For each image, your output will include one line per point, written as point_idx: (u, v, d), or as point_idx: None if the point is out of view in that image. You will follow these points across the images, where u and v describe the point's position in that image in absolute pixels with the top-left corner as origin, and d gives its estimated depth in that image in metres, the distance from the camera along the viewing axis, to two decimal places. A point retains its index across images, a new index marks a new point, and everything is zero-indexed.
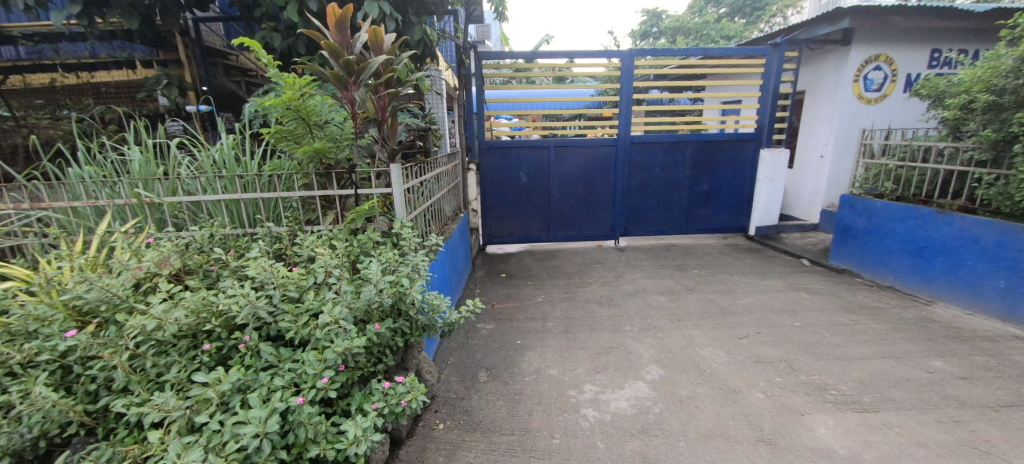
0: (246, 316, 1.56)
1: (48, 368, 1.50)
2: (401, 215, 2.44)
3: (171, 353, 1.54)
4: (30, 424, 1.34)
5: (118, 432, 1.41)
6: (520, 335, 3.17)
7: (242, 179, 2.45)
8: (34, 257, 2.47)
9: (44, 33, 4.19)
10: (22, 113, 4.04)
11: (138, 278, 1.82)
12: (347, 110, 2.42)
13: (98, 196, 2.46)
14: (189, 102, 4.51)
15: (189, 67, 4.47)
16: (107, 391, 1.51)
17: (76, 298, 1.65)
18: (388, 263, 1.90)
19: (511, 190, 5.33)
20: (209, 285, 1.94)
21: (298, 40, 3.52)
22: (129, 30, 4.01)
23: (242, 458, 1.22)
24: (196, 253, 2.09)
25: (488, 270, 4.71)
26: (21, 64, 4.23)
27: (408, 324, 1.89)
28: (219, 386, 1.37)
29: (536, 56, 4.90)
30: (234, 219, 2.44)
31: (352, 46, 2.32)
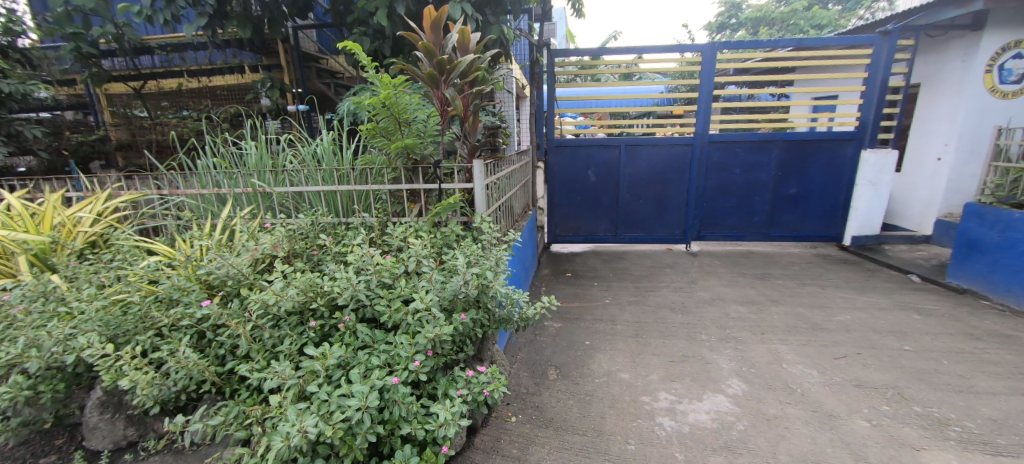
0: (347, 298, 1.70)
1: (188, 332, 1.75)
2: (481, 210, 2.49)
3: (284, 327, 1.72)
4: (176, 378, 1.59)
5: (242, 393, 1.62)
6: (588, 336, 3.12)
7: (339, 172, 2.66)
8: (170, 234, 2.90)
9: (175, 44, 4.81)
10: (156, 113, 4.76)
11: (255, 259, 2.05)
12: (437, 108, 2.54)
13: (221, 185, 2.79)
14: (287, 102, 4.95)
15: (289, 70, 4.90)
16: (233, 356, 1.73)
17: (208, 273, 1.91)
18: (473, 255, 1.95)
19: (582, 189, 5.23)
20: (312, 268, 2.13)
21: (382, 43, 3.72)
22: (242, 40, 4.51)
23: (346, 428, 1.34)
24: (302, 238, 2.30)
25: (554, 269, 4.69)
26: (157, 72, 5.05)
27: (488, 317, 1.94)
28: (325, 361, 1.51)
29: (602, 53, 4.78)
30: (332, 208, 2.65)
31: (445, 47, 2.42)
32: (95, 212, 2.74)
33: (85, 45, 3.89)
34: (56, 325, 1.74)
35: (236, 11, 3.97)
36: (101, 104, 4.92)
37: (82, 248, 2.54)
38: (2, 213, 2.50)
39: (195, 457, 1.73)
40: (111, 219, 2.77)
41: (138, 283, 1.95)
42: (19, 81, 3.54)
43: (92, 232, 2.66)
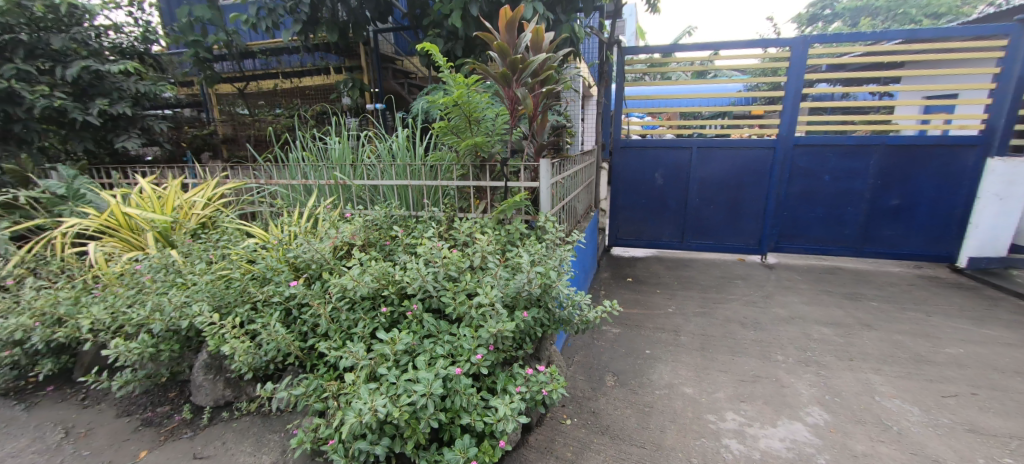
0: (416, 287, 1.79)
1: (278, 309, 1.94)
2: (545, 209, 2.48)
3: (359, 310, 1.85)
4: (267, 349, 1.77)
5: (320, 368, 1.77)
6: (649, 345, 3.01)
7: (412, 168, 2.80)
8: (264, 220, 3.22)
9: (272, 49, 5.39)
10: (255, 111, 5.33)
11: (335, 246, 2.22)
12: (507, 107, 2.56)
13: (307, 176, 3.05)
14: (366, 101, 5.27)
15: (368, 71, 5.23)
16: (314, 334, 1.89)
17: (296, 257, 2.10)
18: (537, 254, 1.96)
19: (649, 191, 5.02)
20: (385, 257, 2.26)
21: (454, 44, 3.83)
22: (329, 43, 4.89)
23: (412, 411, 1.42)
24: (376, 228, 2.45)
25: (614, 273, 4.57)
26: (258, 74, 5.65)
27: (548, 316, 1.93)
28: (394, 346, 1.60)
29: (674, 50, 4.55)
30: (404, 201, 2.80)
31: (518, 46, 2.44)
32: (206, 198, 3.11)
33: (203, 51, 4.42)
34: (175, 293, 2.01)
35: (326, 17, 4.29)
36: (212, 102, 5.55)
37: (194, 228, 2.91)
38: (136, 195, 2.92)
39: (279, 421, 1.99)
40: (217, 204, 3.13)
41: (238, 261, 2.20)
42: (152, 82, 4.11)
43: (202, 215, 3.02)
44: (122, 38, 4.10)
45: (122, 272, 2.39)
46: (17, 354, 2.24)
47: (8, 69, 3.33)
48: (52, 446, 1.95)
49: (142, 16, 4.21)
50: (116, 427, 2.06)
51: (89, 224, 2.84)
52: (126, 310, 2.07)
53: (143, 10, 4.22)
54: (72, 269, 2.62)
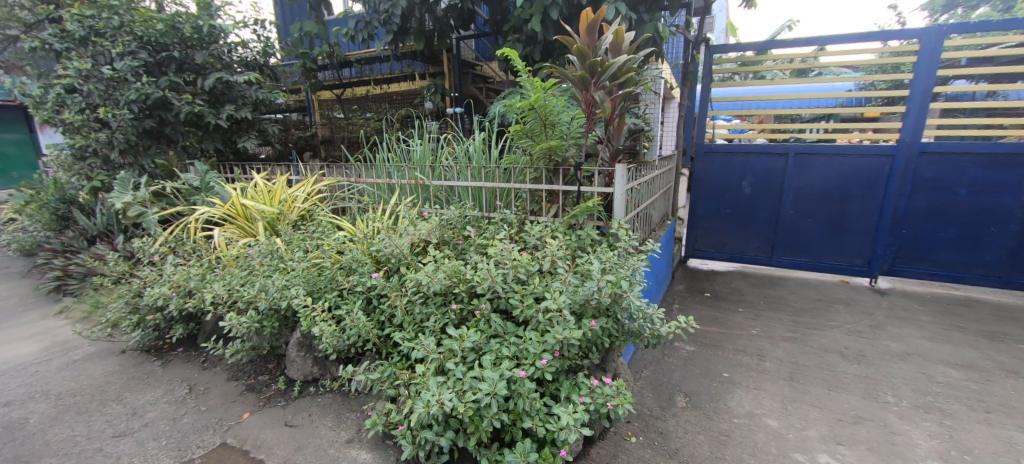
0: (485, 287, 1.83)
1: (360, 298, 2.10)
2: (619, 216, 2.40)
3: (431, 305, 1.94)
4: (350, 334, 1.93)
5: (394, 357, 1.88)
6: (728, 367, 2.78)
7: (487, 170, 2.87)
8: (352, 215, 3.50)
9: (365, 57, 5.85)
10: (349, 116, 5.65)
11: (413, 242, 2.36)
12: (584, 111, 2.53)
13: (391, 176, 3.26)
14: (447, 105, 5.50)
15: (449, 77, 5.48)
16: (390, 324, 2.02)
17: (378, 250, 2.26)
18: (609, 262, 1.90)
19: (736, 200, 4.63)
20: (458, 256, 2.35)
21: (533, 48, 3.87)
22: (416, 52, 5.19)
23: (476, 408, 1.45)
24: (450, 227, 2.55)
25: (690, 286, 4.30)
26: (354, 81, 6.18)
27: (616, 327, 1.86)
28: (463, 342, 1.65)
29: (771, 47, 4.18)
30: (478, 203, 2.88)
31: (598, 48, 2.40)
32: (306, 193, 3.47)
33: (309, 62, 4.92)
34: (278, 277, 2.27)
35: (414, 27, 4.57)
36: (315, 107, 6.13)
37: (295, 219, 3.25)
38: (252, 189, 3.34)
39: (356, 401, 2.15)
40: (314, 199, 3.47)
41: (329, 252, 2.42)
42: (268, 91, 4.67)
43: (302, 209, 3.37)
44: (248, 52, 4.70)
45: (237, 255, 2.73)
46: (158, 318, 2.67)
47: (163, 81, 3.99)
48: (179, 400, 2.31)
49: (263, 32, 4.81)
50: (227, 389, 2.37)
51: (215, 212, 3.30)
52: (239, 289, 2.37)
53: (264, 27, 4.81)
54: (200, 250, 3.06)
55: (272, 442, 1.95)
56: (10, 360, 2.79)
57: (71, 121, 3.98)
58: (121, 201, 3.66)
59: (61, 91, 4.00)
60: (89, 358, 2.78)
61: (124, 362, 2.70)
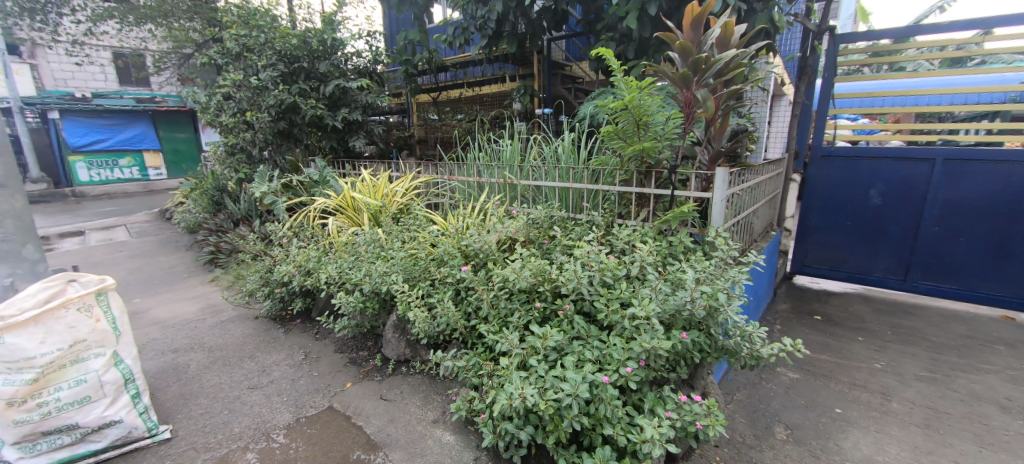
0: (570, 289, 1.84)
1: (450, 289, 2.25)
2: (716, 224, 2.22)
3: (516, 302, 2.01)
4: (440, 322, 2.08)
5: (479, 348, 1.99)
6: (841, 403, 2.45)
7: (575, 171, 2.84)
8: (444, 210, 3.70)
9: (460, 62, 6.16)
10: (443, 116, 5.96)
11: (500, 239, 2.44)
12: (682, 111, 2.39)
13: (481, 174, 3.39)
14: (535, 106, 5.55)
15: (539, 78, 5.56)
16: (476, 316, 2.13)
17: (468, 245, 2.38)
18: (705, 272, 1.78)
19: (861, 212, 4.03)
20: (543, 255, 2.38)
21: (627, 47, 3.75)
22: (507, 54, 5.35)
23: (556, 407, 1.47)
24: (537, 226, 2.59)
25: (797, 306, 3.86)
26: (449, 85, 6.57)
27: (708, 342, 1.74)
28: (546, 341, 1.70)
29: (915, 33, 3.58)
30: (564, 203, 2.87)
31: (703, 44, 2.26)
32: (405, 188, 3.75)
33: (411, 68, 5.30)
34: (380, 264, 2.51)
35: (508, 31, 4.69)
36: (414, 109, 6.58)
37: (395, 212, 3.55)
38: (360, 183, 3.70)
39: (442, 385, 2.28)
40: (411, 195, 3.73)
41: (424, 244, 2.61)
42: (376, 95, 5.13)
43: (400, 203, 3.64)
44: (361, 61, 5.21)
45: (347, 242, 3.05)
46: (283, 292, 3.09)
47: (294, 88, 4.58)
48: (297, 364, 2.65)
49: (374, 42, 5.30)
50: (333, 361, 2.66)
51: (330, 203, 3.71)
52: (348, 272, 2.65)
53: (375, 38, 5.30)
54: (316, 236, 3.46)
55: (370, 412, 2.15)
56: (177, 316, 3.43)
57: (226, 123, 4.74)
58: (259, 191, 4.29)
59: (219, 98, 4.79)
60: (231, 321, 3.30)
61: (256, 327, 3.16)
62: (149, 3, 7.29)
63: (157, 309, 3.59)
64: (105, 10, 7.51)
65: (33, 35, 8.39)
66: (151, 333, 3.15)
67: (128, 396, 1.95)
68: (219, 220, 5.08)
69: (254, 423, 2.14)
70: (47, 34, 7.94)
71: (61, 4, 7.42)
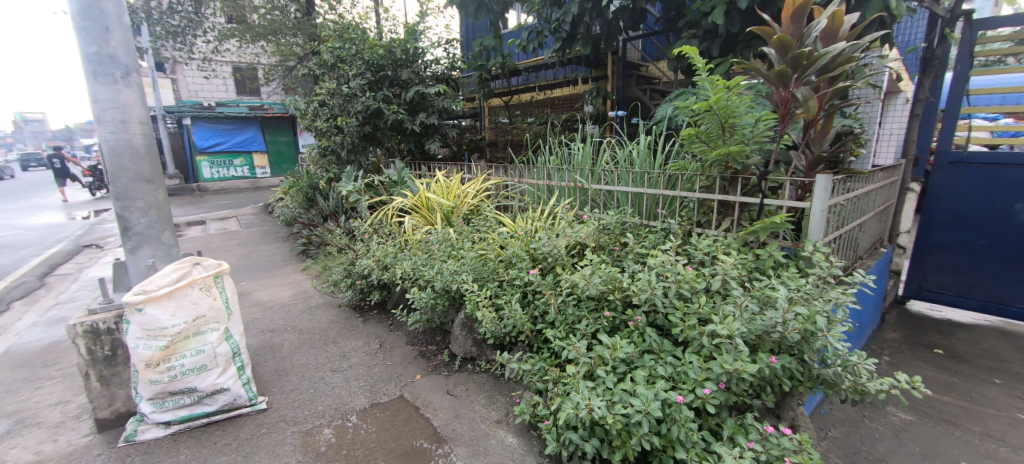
0: (643, 300, 1.76)
1: (517, 291, 2.27)
2: (815, 237, 2.00)
3: (584, 309, 1.98)
4: (507, 324, 2.11)
5: (545, 353, 1.99)
6: (969, 455, 2.08)
7: (650, 176, 2.72)
8: (513, 212, 3.74)
9: (533, 65, 6.22)
10: (514, 120, 6.07)
11: (570, 244, 2.43)
12: (777, 112, 2.17)
13: (551, 178, 3.38)
14: (608, 108, 5.41)
15: (613, 80, 5.43)
16: (543, 320, 2.13)
17: (537, 249, 2.39)
18: (800, 291, 1.60)
19: (1005, 229, 3.37)
20: (614, 262, 2.31)
21: (711, 43, 3.53)
22: (581, 57, 5.29)
23: (625, 423, 1.42)
24: (608, 232, 2.51)
25: (910, 336, 3.35)
26: (521, 88, 6.70)
27: (801, 370, 1.56)
28: (615, 352, 1.66)
29: None
30: (638, 210, 2.76)
31: (805, 37, 2.04)
32: (476, 190, 3.85)
33: (485, 73, 5.45)
34: (452, 264, 2.60)
35: (582, 32, 4.62)
36: (485, 113, 6.83)
37: (466, 212, 3.67)
38: (434, 184, 3.86)
39: (506, 386, 2.30)
40: (482, 196, 3.82)
41: (493, 245, 2.67)
42: (451, 100, 5.34)
43: (471, 204, 3.75)
44: (439, 67, 5.45)
45: (421, 240, 3.20)
46: (363, 284, 3.31)
47: (379, 95, 4.90)
48: (373, 352, 2.82)
49: (452, 50, 5.51)
50: (404, 352, 2.79)
51: (407, 202, 3.91)
52: (421, 268, 2.78)
53: (452, 46, 5.52)
54: (394, 233, 3.68)
55: (437, 405, 2.22)
56: (275, 300, 3.83)
57: (321, 127, 5.22)
58: (346, 190, 4.68)
59: (315, 105, 5.27)
60: (318, 307, 3.61)
61: (339, 315, 3.42)
62: (263, 22, 8.24)
63: (259, 293, 4.03)
64: (228, 30, 8.64)
65: (174, 54, 9.87)
66: (253, 313, 3.54)
67: (235, 367, 2.21)
68: (312, 215, 5.60)
69: (334, 404, 2.31)
70: (184, 53, 9.29)
71: (196, 27, 8.66)
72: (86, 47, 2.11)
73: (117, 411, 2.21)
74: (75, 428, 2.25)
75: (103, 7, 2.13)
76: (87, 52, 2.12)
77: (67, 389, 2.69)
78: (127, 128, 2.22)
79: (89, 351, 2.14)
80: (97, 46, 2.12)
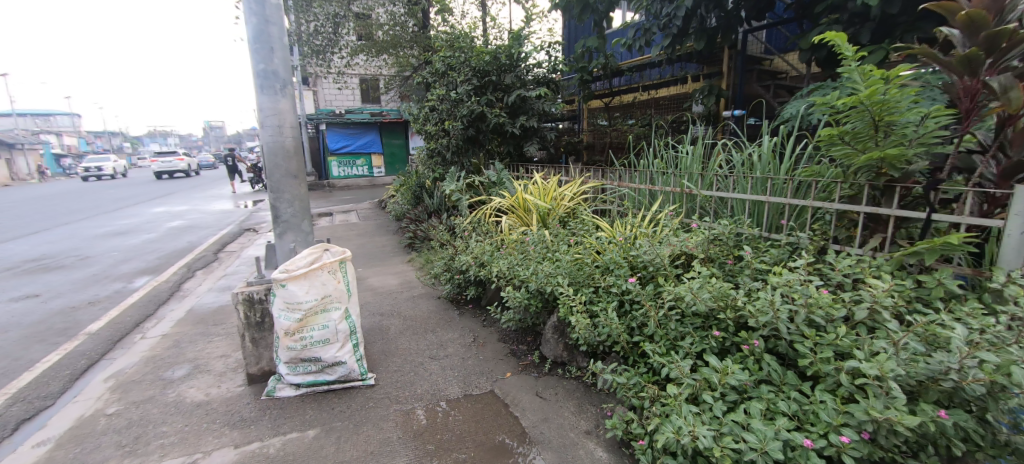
0: (762, 323, 1.57)
1: (613, 299, 2.18)
2: (1009, 263, 1.59)
3: (689, 326, 1.83)
4: (602, 332, 2.05)
5: (642, 369, 1.89)
6: None
7: (775, 182, 2.40)
8: (611, 217, 3.60)
9: (639, 64, 5.96)
10: (615, 122, 5.88)
11: (674, 254, 2.27)
12: (958, 107, 1.76)
13: (656, 182, 3.18)
14: (723, 107, 4.95)
15: (729, 76, 4.97)
16: (641, 332, 2.01)
17: (638, 257, 2.28)
18: (985, 333, 1.27)
19: None
20: (726, 277, 2.09)
21: (861, 29, 3.02)
22: (694, 53, 4.92)
23: (734, 460, 1.28)
24: (720, 243, 2.27)
25: None
26: (623, 89, 6.47)
27: (981, 432, 1.24)
28: (724, 378, 1.51)
29: None
30: (756, 220, 2.46)
31: (1008, 12, 1.64)
32: (573, 193, 3.79)
33: (586, 74, 5.36)
34: (547, 266, 2.59)
35: (696, 26, 4.28)
36: (584, 115, 6.73)
37: (562, 215, 3.63)
38: (531, 186, 3.89)
39: (597, 397, 2.22)
40: (579, 199, 3.75)
41: (590, 250, 2.61)
42: (551, 103, 5.35)
43: (568, 207, 3.70)
44: (542, 70, 5.49)
45: (517, 240, 3.24)
46: (461, 279, 3.46)
47: (483, 99, 5.09)
48: (467, 345, 2.93)
49: (554, 53, 5.51)
50: (497, 349, 2.85)
51: (504, 203, 3.98)
52: (517, 268, 2.81)
53: (555, 49, 5.52)
54: (490, 232, 3.78)
55: (526, 406, 2.22)
56: (384, 287, 4.20)
57: (430, 130, 5.59)
58: (449, 189, 4.96)
59: (426, 110, 5.66)
60: (420, 296, 3.87)
61: (438, 306, 3.63)
62: (387, 38, 9.15)
63: (372, 279, 4.45)
64: (359, 47, 9.74)
65: (316, 70, 11.42)
66: (367, 297, 3.92)
67: (351, 344, 2.45)
68: (418, 212, 6.04)
69: (431, 389, 2.44)
70: (324, 69, 10.69)
71: (333, 46, 9.90)
72: (256, 65, 2.52)
73: (262, 368, 2.60)
74: (232, 378, 2.71)
75: (270, 31, 2.52)
76: (257, 68, 2.52)
77: (228, 345, 3.24)
78: (281, 132, 2.59)
79: (245, 315, 2.54)
80: (264, 64, 2.52)
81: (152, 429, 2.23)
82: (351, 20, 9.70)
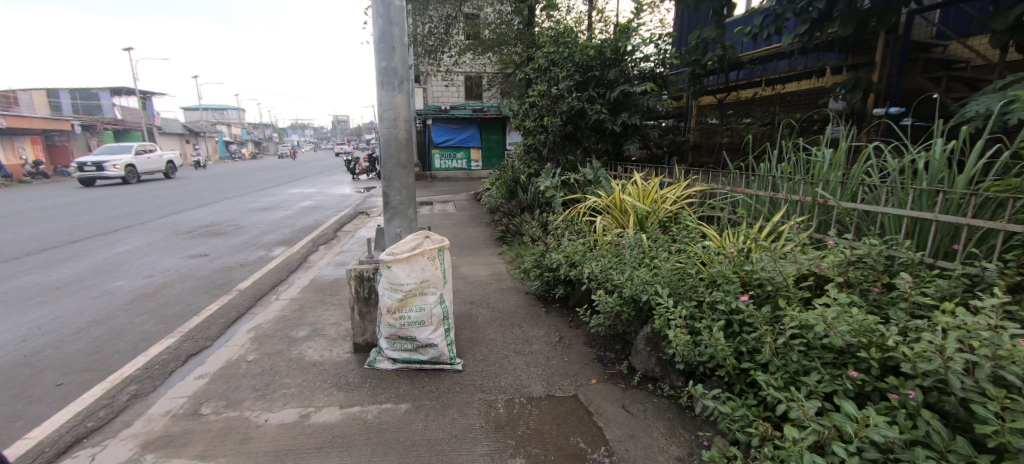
0: (922, 371, 1.28)
1: (720, 317, 1.95)
2: None
3: (816, 360, 1.58)
4: (704, 352, 1.85)
5: (751, 401, 1.68)
6: None
7: (948, 197, 1.95)
8: (719, 224, 3.27)
9: (764, 55, 5.31)
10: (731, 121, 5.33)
11: (798, 273, 1.97)
12: None
13: (779, 189, 2.78)
14: (869, 105, 4.24)
15: (881, 67, 4.26)
16: (752, 359, 1.78)
17: (754, 273, 2.02)
18: None
19: None
20: (869, 309, 1.75)
21: None
22: (839, 40, 4.23)
23: None
24: (864, 266, 1.90)
25: None
26: (742, 83, 5.83)
27: None
28: (863, 430, 1.27)
29: None
30: (917, 241, 2.02)
31: None
32: (677, 196, 3.52)
33: (698, 68, 4.89)
34: (644, 272, 2.41)
35: (844, 9, 3.65)
36: (693, 113, 6.21)
37: (663, 219, 3.37)
38: (630, 187, 3.67)
39: (692, 422, 2.01)
40: (683, 203, 3.47)
41: (693, 260, 2.37)
42: (657, 99, 4.99)
43: (670, 210, 3.44)
44: (651, 65, 5.16)
45: (612, 242, 3.09)
46: (550, 276, 3.42)
47: (585, 95, 4.95)
48: (554, 345, 2.88)
49: (664, 45, 5.15)
50: (583, 352, 2.76)
51: (599, 202, 3.81)
52: (610, 272, 2.68)
53: (666, 41, 5.16)
54: (583, 232, 3.67)
55: (612, 417, 2.11)
56: (475, 276, 4.34)
57: (529, 126, 5.61)
58: (544, 185, 4.91)
59: (527, 106, 5.66)
60: (508, 289, 3.92)
61: (526, 301, 3.63)
62: (494, 35, 9.43)
63: (464, 268, 4.62)
64: (467, 46, 10.18)
65: (428, 68, 12.21)
66: (460, 285, 4.09)
67: (443, 329, 2.54)
68: (512, 206, 6.11)
69: (515, 383, 2.44)
70: (434, 67, 11.39)
71: (444, 45, 10.46)
72: (379, 63, 2.72)
73: (366, 340, 2.84)
74: (342, 344, 3.00)
75: (392, 32, 2.71)
76: (380, 66, 2.72)
77: (338, 315, 3.60)
78: (395, 125, 2.77)
79: (356, 290, 2.79)
80: (386, 62, 2.71)
81: (278, 379, 2.56)
82: (462, 21, 10.17)
